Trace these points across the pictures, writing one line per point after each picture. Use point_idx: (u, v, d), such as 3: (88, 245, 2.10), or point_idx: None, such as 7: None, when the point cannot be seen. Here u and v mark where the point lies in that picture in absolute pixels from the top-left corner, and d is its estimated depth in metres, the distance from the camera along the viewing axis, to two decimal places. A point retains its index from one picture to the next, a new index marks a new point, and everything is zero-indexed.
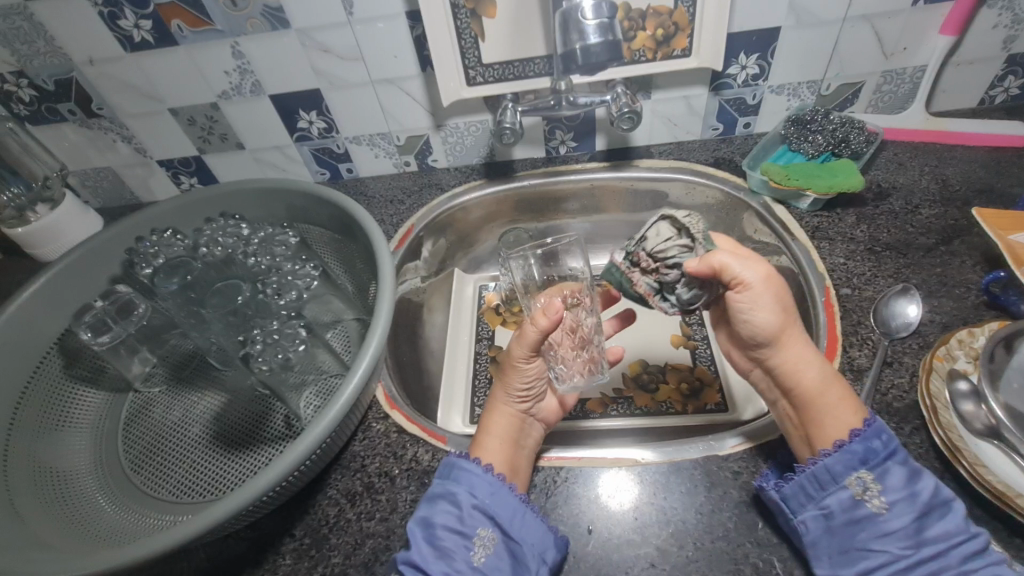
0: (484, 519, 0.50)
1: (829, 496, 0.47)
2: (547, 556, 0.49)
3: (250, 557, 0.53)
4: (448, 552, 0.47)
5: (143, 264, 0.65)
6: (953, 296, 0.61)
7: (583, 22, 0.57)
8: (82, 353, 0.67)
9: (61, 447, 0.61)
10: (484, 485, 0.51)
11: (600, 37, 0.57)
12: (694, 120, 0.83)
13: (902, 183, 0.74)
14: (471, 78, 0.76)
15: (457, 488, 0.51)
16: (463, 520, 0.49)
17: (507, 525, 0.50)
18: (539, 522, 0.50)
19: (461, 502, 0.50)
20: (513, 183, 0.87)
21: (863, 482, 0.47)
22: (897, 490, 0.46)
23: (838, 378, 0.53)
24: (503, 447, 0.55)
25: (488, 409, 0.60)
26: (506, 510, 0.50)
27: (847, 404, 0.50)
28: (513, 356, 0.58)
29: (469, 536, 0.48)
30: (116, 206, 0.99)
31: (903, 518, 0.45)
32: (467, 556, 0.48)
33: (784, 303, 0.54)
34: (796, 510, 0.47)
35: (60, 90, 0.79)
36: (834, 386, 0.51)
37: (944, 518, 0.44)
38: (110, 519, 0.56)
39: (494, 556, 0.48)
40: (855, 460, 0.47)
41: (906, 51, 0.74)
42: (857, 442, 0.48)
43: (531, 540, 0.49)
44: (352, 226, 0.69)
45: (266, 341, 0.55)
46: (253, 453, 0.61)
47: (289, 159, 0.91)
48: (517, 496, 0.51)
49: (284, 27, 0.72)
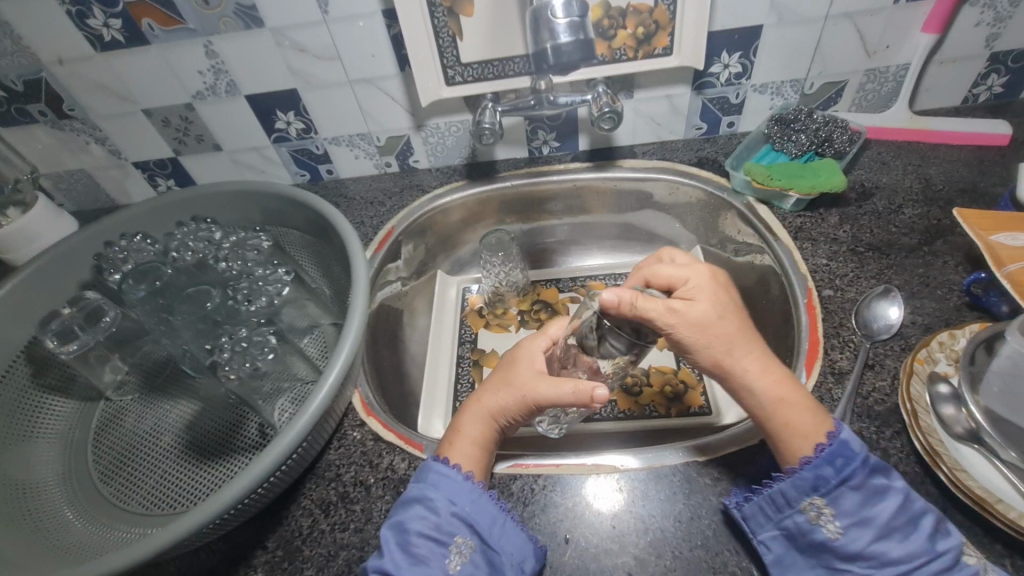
0: (463, 526, 0.48)
1: (787, 518, 0.46)
2: (526, 567, 0.47)
3: (221, 569, 0.51)
4: (423, 559, 0.46)
5: (111, 270, 0.63)
6: (935, 296, 0.61)
7: (554, 21, 0.56)
8: (50, 361, 0.65)
9: (27, 458, 0.59)
10: (463, 493, 0.50)
11: (571, 36, 0.56)
12: (677, 119, 0.82)
13: (885, 182, 0.74)
14: (450, 77, 0.74)
15: (433, 494, 0.49)
16: (440, 526, 0.48)
17: (487, 532, 0.49)
18: (519, 531, 0.49)
19: (438, 508, 0.49)
20: (495, 184, 0.86)
21: (816, 507, 0.45)
22: (849, 514, 0.44)
23: (792, 383, 0.49)
24: (476, 448, 0.53)
25: (468, 410, 0.56)
26: (485, 518, 0.49)
27: (798, 423, 0.47)
28: (525, 389, 0.53)
29: (446, 543, 0.47)
30: (91, 209, 0.97)
31: (861, 541, 0.44)
32: (443, 563, 0.47)
33: (715, 322, 0.49)
34: (755, 530, 0.47)
35: (29, 91, 0.78)
36: (785, 400, 0.48)
37: (906, 539, 0.43)
38: (79, 533, 0.55)
39: (470, 565, 0.47)
40: (806, 486, 0.46)
41: (889, 49, 0.73)
42: (807, 470, 0.46)
43: (509, 550, 0.48)
44: (327, 229, 0.68)
45: (235, 350, 0.53)
46: (226, 462, 0.59)
47: (267, 160, 0.90)
48: (497, 504, 0.50)
49: (258, 25, 0.71)
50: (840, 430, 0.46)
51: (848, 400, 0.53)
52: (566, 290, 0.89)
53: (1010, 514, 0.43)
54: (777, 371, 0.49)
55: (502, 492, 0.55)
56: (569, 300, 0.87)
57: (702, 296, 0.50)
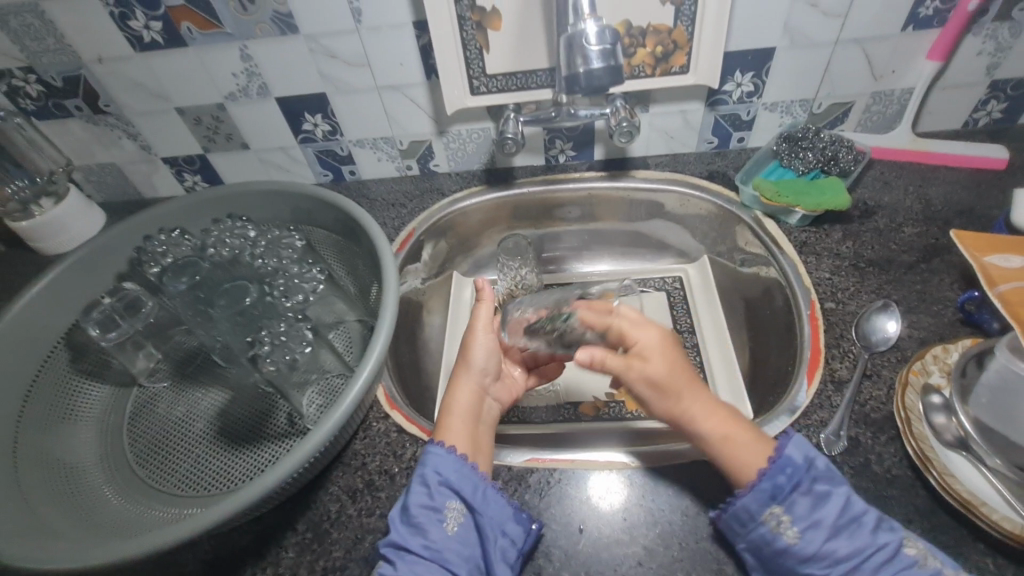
0: (450, 493, 0.52)
1: (752, 531, 0.49)
2: (509, 529, 0.51)
3: (254, 549, 0.55)
4: (421, 526, 0.49)
5: (152, 262, 0.66)
6: (931, 312, 0.64)
7: (587, 48, 0.58)
8: (87, 347, 0.69)
9: (67, 439, 0.63)
10: (448, 464, 0.53)
11: (603, 62, 0.58)
12: (690, 133, 0.85)
13: (887, 201, 0.77)
14: (475, 87, 0.78)
15: (423, 469, 0.53)
16: (432, 496, 0.51)
17: (471, 498, 0.52)
18: (500, 496, 0.53)
19: (428, 481, 0.52)
20: (512, 190, 0.89)
21: (775, 516, 0.48)
22: (805, 519, 0.47)
23: (735, 423, 0.54)
24: (466, 427, 0.58)
25: (454, 389, 0.62)
26: (469, 486, 0.52)
27: (749, 449, 0.52)
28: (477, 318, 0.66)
29: (440, 510, 0.51)
30: (118, 201, 1.00)
31: (816, 542, 0.47)
32: (440, 528, 0.50)
33: (676, 375, 0.55)
34: (734, 541, 0.50)
35: (68, 86, 0.81)
36: (731, 428, 0.54)
37: (852, 535, 0.46)
38: (117, 511, 0.58)
39: (463, 527, 0.51)
40: (765, 496, 0.49)
41: (895, 74, 0.77)
42: (765, 481, 0.49)
43: (491, 513, 0.51)
44: (356, 229, 0.71)
45: (274, 342, 0.56)
46: (257, 449, 0.62)
47: (293, 160, 0.93)
48: (478, 473, 0.53)
49: (293, 32, 0.74)
50: (782, 446, 0.50)
51: (847, 407, 0.57)
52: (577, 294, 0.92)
53: (994, 516, 0.47)
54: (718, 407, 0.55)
55: (519, 484, 0.58)
56: None
57: (656, 354, 0.56)
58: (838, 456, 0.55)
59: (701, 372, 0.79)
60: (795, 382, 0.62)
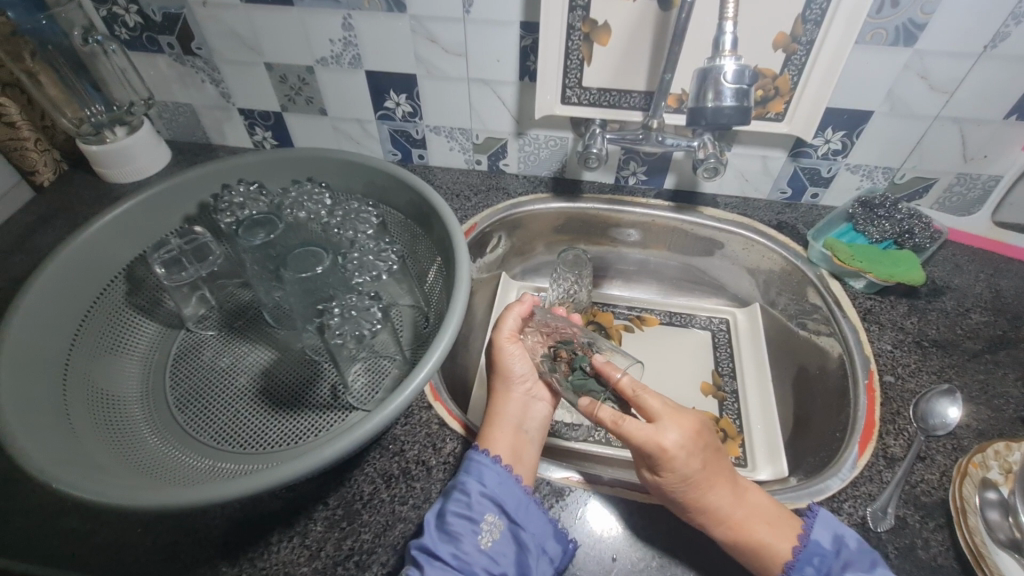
0: (491, 505, 0.53)
1: None
2: (548, 547, 0.52)
3: (284, 516, 0.55)
4: (455, 536, 0.51)
5: (227, 213, 0.67)
6: (991, 405, 0.63)
7: (722, 83, 0.58)
8: (144, 283, 0.69)
9: (114, 370, 0.63)
10: (492, 475, 0.54)
11: (735, 102, 0.59)
12: (766, 179, 0.85)
13: (957, 284, 0.76)
14: (568, 96, 0.78)
15: (466, 478, 0.54)
16: (471, 506, 0.52)
17: (513, 511, 0.53)
18: (542, 514, 0.54)
19: (469, 490, 0.53)
20: (578, 203, 0.89)
21: None
22: None
23: (751, 501, 0.55)
24: (509, 436, 0.59)
25: (499, 399, 0.63)
26: (512, 500, 0.54)
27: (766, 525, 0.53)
28: (504, 328, 0.66)
29: (477, 522, 0.52)
30: (184, 141, 1.00)
31: None
32: (475, 540, 0.51)
33: (699, 469, 0.54)
34: None
35: (166, 22, 0.81)
36: (750, 506, 0.54)
37: None
38: (152, 452, 0.57)
39: (499, 541, 0.52)
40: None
41: (986, 159, 0.75)
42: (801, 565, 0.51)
43: (532, 529, 0.53)
44: (430, 216, 0.70)
45: (345, 315, 0.57)
46: (297, 416, 0.62)
47: (366, 134, 0.93)
48: (523, 488, 0.55)
49: (400, 10, 0.74)
50: (812, 528, 0.53)
51: (898, 485, 0.56)
52: (622, 317, 0.91)
53: None
54: (748, 499, 0.55)
55: (557, 499, 0.58)
56: (622, 327, 0.90)
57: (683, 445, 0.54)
58: (884, 534, 0.54)
59: (738, 419, 0.79)
60: (844, 450, 0.62)
